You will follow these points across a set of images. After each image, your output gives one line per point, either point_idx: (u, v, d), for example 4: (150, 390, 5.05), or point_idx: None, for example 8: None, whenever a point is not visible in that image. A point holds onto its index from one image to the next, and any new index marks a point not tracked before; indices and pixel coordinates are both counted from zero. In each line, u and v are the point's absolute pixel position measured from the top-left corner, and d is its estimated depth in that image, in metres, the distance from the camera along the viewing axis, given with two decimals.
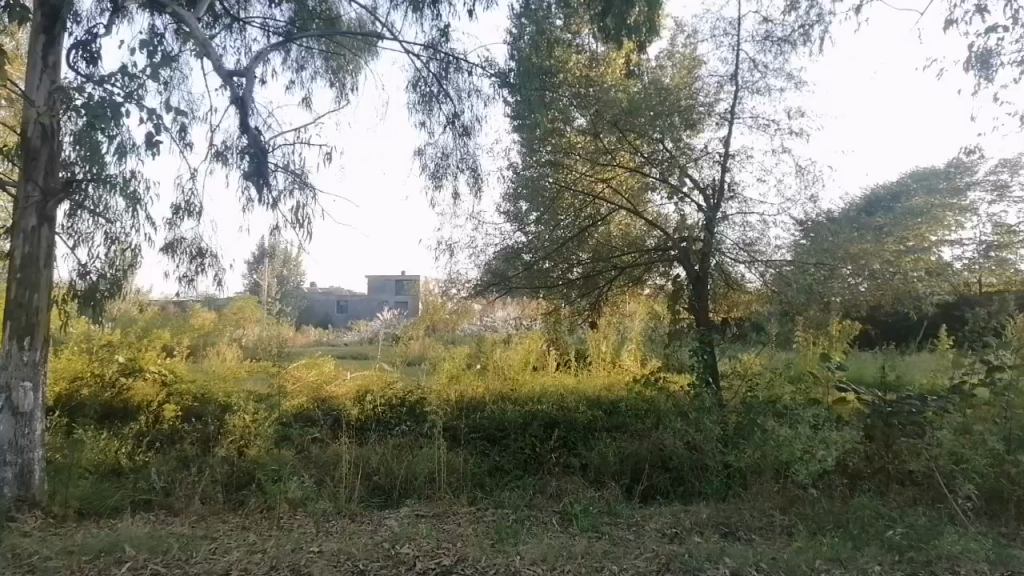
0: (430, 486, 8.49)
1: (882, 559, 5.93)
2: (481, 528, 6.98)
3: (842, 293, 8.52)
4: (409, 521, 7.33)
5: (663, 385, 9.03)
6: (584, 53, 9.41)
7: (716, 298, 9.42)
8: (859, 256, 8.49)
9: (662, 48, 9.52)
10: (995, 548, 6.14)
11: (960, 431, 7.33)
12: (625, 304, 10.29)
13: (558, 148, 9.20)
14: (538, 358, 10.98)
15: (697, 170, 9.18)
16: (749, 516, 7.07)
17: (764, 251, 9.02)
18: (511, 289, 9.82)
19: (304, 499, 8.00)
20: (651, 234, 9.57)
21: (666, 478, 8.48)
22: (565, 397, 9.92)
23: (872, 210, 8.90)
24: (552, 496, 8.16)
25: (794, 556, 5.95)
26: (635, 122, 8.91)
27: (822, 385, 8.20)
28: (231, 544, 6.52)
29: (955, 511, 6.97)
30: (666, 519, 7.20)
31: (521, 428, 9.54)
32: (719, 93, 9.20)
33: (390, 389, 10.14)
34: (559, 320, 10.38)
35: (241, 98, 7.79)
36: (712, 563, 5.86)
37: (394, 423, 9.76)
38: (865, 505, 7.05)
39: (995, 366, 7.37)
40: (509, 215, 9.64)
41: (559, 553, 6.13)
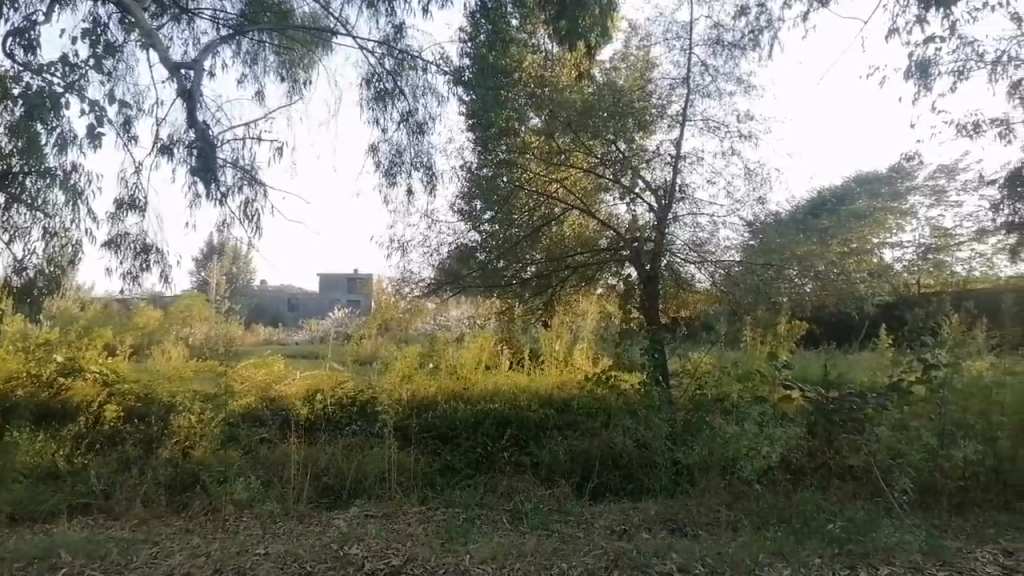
0: (381, 487, 8.44)
1: (822, 552, 6.09)
2: (432, 528, 6.95)
3: (789, 293, 8.85)
4: (359, 521, 7.28)
5: (614, 383, 9.02)
6: (539, 54, 9.27)
7: (666, 298, 9.57)
8: (804, 257, 8.89)
9: (616, 50, 9.60)
10: (928, 539, 6.37)
11: (897, 427, 7.62)
12: (576, 301, 10.04)
13: (513, 147, 9.28)
14: (490, 357, 10.60)
15: (648, 172, 9.33)
16: (696, 512, 7.18)
17: (714, 252, 9.31)
18: (464, 289, 9.83)
19: (251, 501, 7.97)
20: (603, 235, 9.63)
21: (616, 475, 8.51)
22: (517, 396, 9.82)
23: (818, 212, 9.17)
24: (503, 495, 8.16)
25: (739, 550, 6.08)
26: (588, 123, 9.12)
27: (769, 382, 8.13)
28: (174, 548, 6.36)
29: (892, 505, 7.27)
30: (615, 516, 7.27)
31: (472, 427, 9.50)
32: (671, 95, 9.35)
33: (340, 389, 9.99)
34: (513, 320, 10.40)
35: (188, 91, 7.62)
36: (660, 559, 5.96)
37: (345, 423, 9.70)
38: (807, 500, 7.24)
39: (931, 364, 7.66)
40: (462, 214, 9.65)
41: (508, 552, 6.15)
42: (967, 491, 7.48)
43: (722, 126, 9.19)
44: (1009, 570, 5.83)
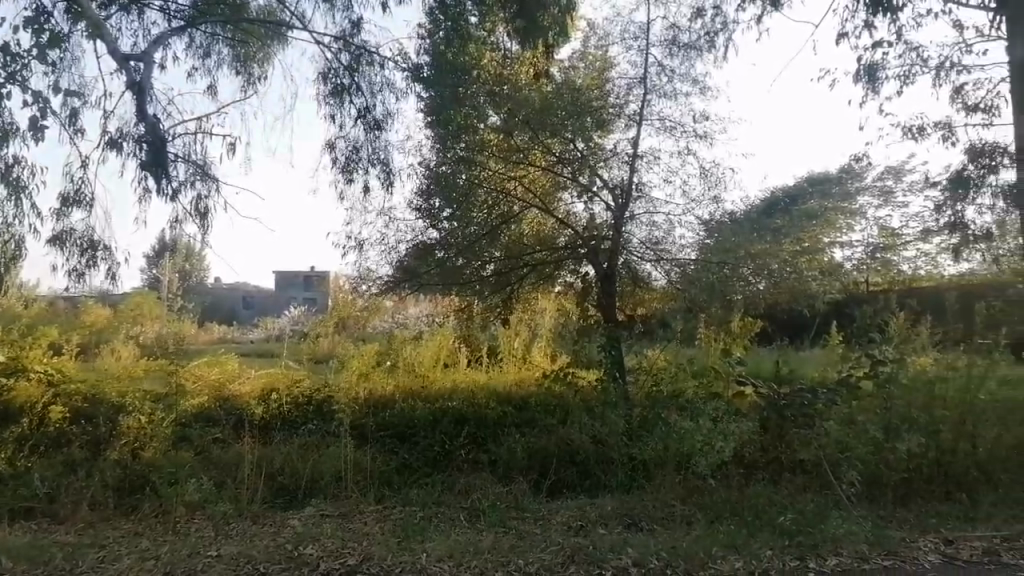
0: (337, 486, 8.35)
1: (773, 544, 6.22)
2: (388, 526, 6.91)
3: (743, 291, 9.09)
4: (314, 521, 7.19)
5: (572, 380, 9.18)
6: (498, 51, 9.32)
7: (623, 296, 9.66)
8: (758, 257, 9.22)
9: (575, 49, 9.67)
10: (874, 529, 6.56)
11: (845, 422, 7.78)
12: (534, 299, 10.13)
13: (471, 145, 9.25)
14: (448, 355, 10.46)
15: (606, 170, 9.41)
16: (651, 507, 7.27)
17: (670, 250, 9.54)
18: (422, 286, 9.84)
19: (203, 502, 7.81)
20: (562, 233, 9.68)
21: (573, 471, 8.45)
22: (475, 394, 9.78)
23: (772, 212, 9.60)
24: (461, 492, 8.14)
25: (693, 544, 6.18)
26: (547, 122, 9.15)
27: (724, 378, 8.26)
28: (122, 551, 6.22)
29: (840, 497, 7.43)
30: (572, 512, 7.32)
31: (431, 425, 9.39)
32: (628, 95, 9.47)
33: (296, 387, 9.88)
34: (471, 318, 10.50)
35: (138, 83, 7.44)
36: (616, 554, 6.03)
37: (301, 422, 9.59)
38: (759, 493, 7.39)
39: (879, 360, 7.87)
40: (420, 211, 9.61)
41: (465, 550, 6.15)
42: (911, 482, 7.64)
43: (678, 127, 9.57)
44: (950, 558, 6.04)
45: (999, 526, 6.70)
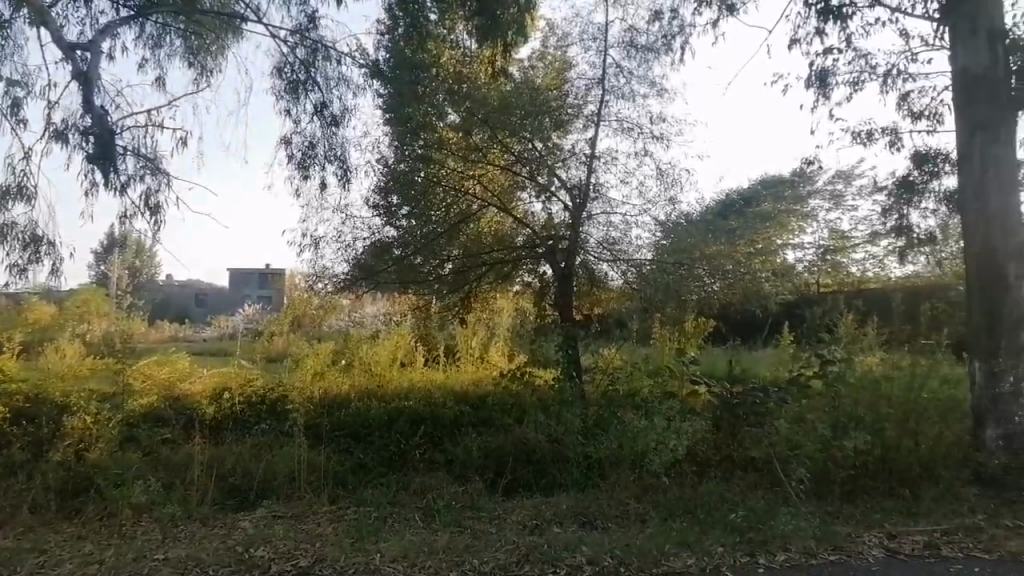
0: (289, 487, 8.22)
1: (724, 541, 6.32)
2: (342, 527, 6.84)
3: (697, 292, 9.22)
4: (265, 523, 7.06)
5: (528, 379, 9.19)
6: (457, 50, 9.48)
7: (580, 296, 9.77)
8: (713, 258, 9.26)
9: (534, 49, 9.69)
10: (821, 525, 6.70)
11: (795, 421, 7.82)
12: (492, 299, 10.15)
13: (430, 142, 9.20)
14: (406, 354, 10.42)
15: (564, 170, 9.45)
16: (606, 506, 7.32)
17: (626, 250, 9.54)
18: (379, 285, 9.74)
19: (150, 504, 7.62)
20: (520, 232, 9.71)
21: (529, 470, 8.41)
22: (431, 392, 9.71)
23: (726, 213, 9.73)
24: (416, 492, 8.09)
25: (645, 541, 6.25)
26: (506, 121, 9.14)
27: (678, 377, 8.40)
28: (64, 556, 6.05)
29: (789, 494, 7.49)
30: (527, 511, 7.33)
31: (386, 425, 9.31)
32: (587, 96, 9.53)
33: (249, 386, 9.67)
34: (429, 317, 10.37)
35: (85, 73, 7.23)
36: (570, 552, 6.06)
37: (253, 422, 9.46)
38: (712, 490, 7.50)
39: (827, 360, 8.09)
40: (378, 209, 9.54)
41: (420, 549, 6.13)
42: (858, 479, 7.55)
43: (635, 127, 9.63)
44: (892, 552, 6.22)
45: (939, 520, 6.90)
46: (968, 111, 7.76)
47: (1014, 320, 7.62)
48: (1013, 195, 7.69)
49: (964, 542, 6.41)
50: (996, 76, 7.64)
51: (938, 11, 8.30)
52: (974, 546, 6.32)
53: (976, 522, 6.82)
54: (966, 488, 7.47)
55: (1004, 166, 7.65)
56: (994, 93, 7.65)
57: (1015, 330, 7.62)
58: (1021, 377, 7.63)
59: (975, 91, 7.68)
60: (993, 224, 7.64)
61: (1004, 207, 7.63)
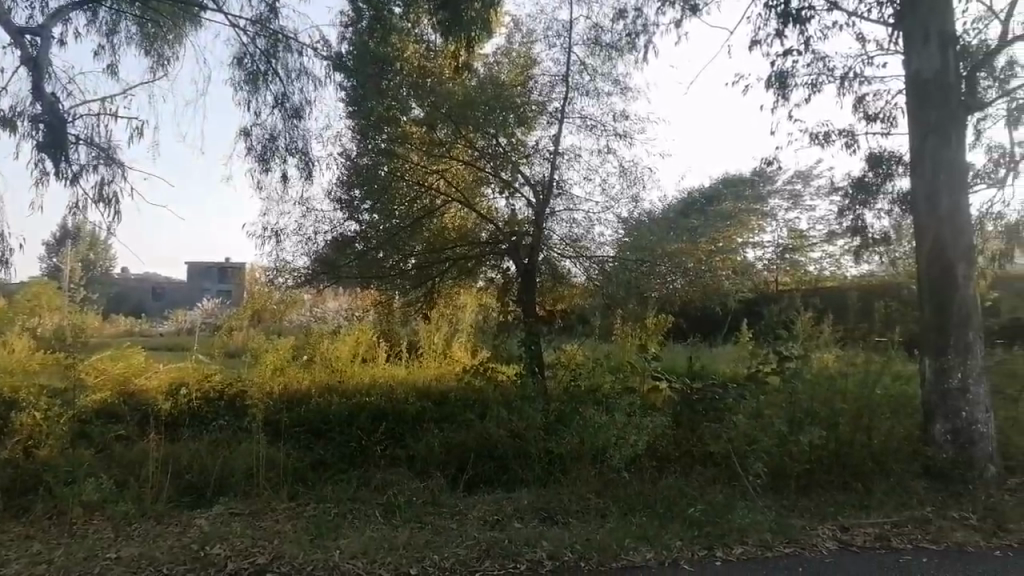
0: (248, 483, 8.09)
1: (683, 535, 6.40)
2: (301, 524, 6.76)
3: (659, 289, 9.30)
4: (221, 521, 6.94)
5: (491, 375, 9.08)
6: (421, 44, 9.36)
7: (542, 292, 9.80)
8: (674, 256, 9.31)
9: (498, 45, 9.68)
10: (777, 519, 6.82)
11: (753, 416, 7.92)
12: (455, 295, 10.12)
13: (393, 137, 9.20)
14: (368, 350, 10.38)
15: (528, 167, 9.45)
16: (567, 501, 7.36)
17: (588, 247, 9.57)
18: (340, 279, 9.62)
19: (102, 502, 7.45)
20: (483, 228, 9.67)
21: (491, 466, 8.35)
22: (394, 388, 9.66)
23: (688, 211, 9.85)
24: (377, 488, 8.02)
25: (606, 536, 6.29)
26: (469, 117, 9.08)
27: (639, 374, 8.40)
28: (11, 556, 5.89)
29: (747, 488, 7.61)
30: (488, 506, 7.33)
31: (346, 421, 9.21)
32: (551, 93, 9.56)
33: (207, 381, 9.60)
34: (391, 313, 10.26)
35: (34, 59, 7.01)
36: (530, 548, 6.07)
37: (211, 419, 9.33)
38: (671, 485, 7.59)
39: (785, 356, 8.08)
40: (340, 202, 9.48)
41: (380, 546, 6.10)
42: (813, 473, 7.70)
43: (598, 125, 9.66)
44: (845, 544, 6.37)
45: (890, 513, 7.06)
46: (921, 114, 7.98)
47: (962, 317, 7.84)
48: (963, 196, 7.91)
49: (914, 534, 6.59)
50: (947, 81, 7.88)
51: (893, 17, 8.53)
52: (922, 538, 6.49)
53: (925, 514, 7.00)
54: (916, 481, 7.66)
55: (954, 168, 7.87)
56: (945, 97, 7.88)
57: (963, 327, 7.85)
58: (969, 374, 7.85)
59: (927, 95, 7.91)
60: (943, 225, 7.85)
61: (954, 208, 7.85)
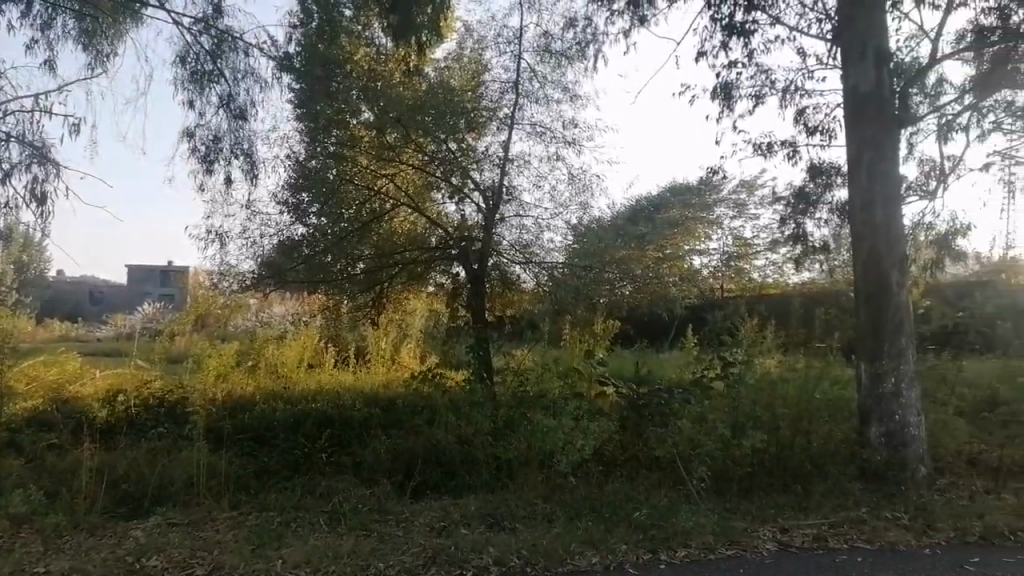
0: (187, 493, 7.88)
1: (629, 539, 6.46)
2: (242, 533, 6.62)
3: (607, 295, 9.38)
4: (159, 531, 6.75)
5: (440, 381, 9.04)
6: (371, 47, 9.36)
7: (491, 298, 9.74)
8: (622, 261, 9.49)
9: (449, 50, 9.69)
10: (720, 521, 6.95)
11: (697, 420, 8.04)
12: (405, 299, 10.04)
13: (342, 140, 9.17)
14: (314, 355, 10.21)
15: (478, 172, 9.43)
16: (514, 506, 7.37)
17: (538, 253, 9.62)
18: (285, 283, 9.50)
19: (31, 515, 7.17)
20: (432, 232, 9.63)
21: (438, 472, 8.28)
22: (341, 395, 9.46)
23: (636, 218, 10.01)
24: (322, 496, 7.89)
25: (552, 541, 6.32)
26: (419, 121, 9.08)
27: (586, 378, 8.42)
28: None
29: (691, 492, 7.73)
30: (435, 513, 7.30)
31: (291, 428, 9.02)
32: (501, 99, 9.58)
33: (146, 388, 9.31)
34: (339, 317, 10.13)
35: None
36: (476, 554, 6.07)
37: (151, 426, 9.08)
38: (617, 490, 7.66)
39: (729, 362, 8.36)
40: (288, 206, 9.35)
41: (324, 554, 6.02)
42: (754, 477, 7.87)
43: (547, 132, 9.77)
44: (784, 545, 6.52)
45: (827, 514, 7.26)
46: (857, 127, 8.26)
47: (896, 323, 8.13)
48: (897, 206, 8.20)
49: (850, 534, 6.79)
50: (883, 95, 8.16)
51: (832, 32, 8.82)
52: (857, 538, 6.69)
53: (860, 514, 7.22)
54: (852, 483, 7.89)
55: (888, 180, 8.15)
56: (881, 109, 8.16)
57: (897, 333, 8.14)
58: (902, 379, 8.14)
59: (865, 108, 8.19)
60: (878, 233, 8.13)
61: (889, 218, 8.13)
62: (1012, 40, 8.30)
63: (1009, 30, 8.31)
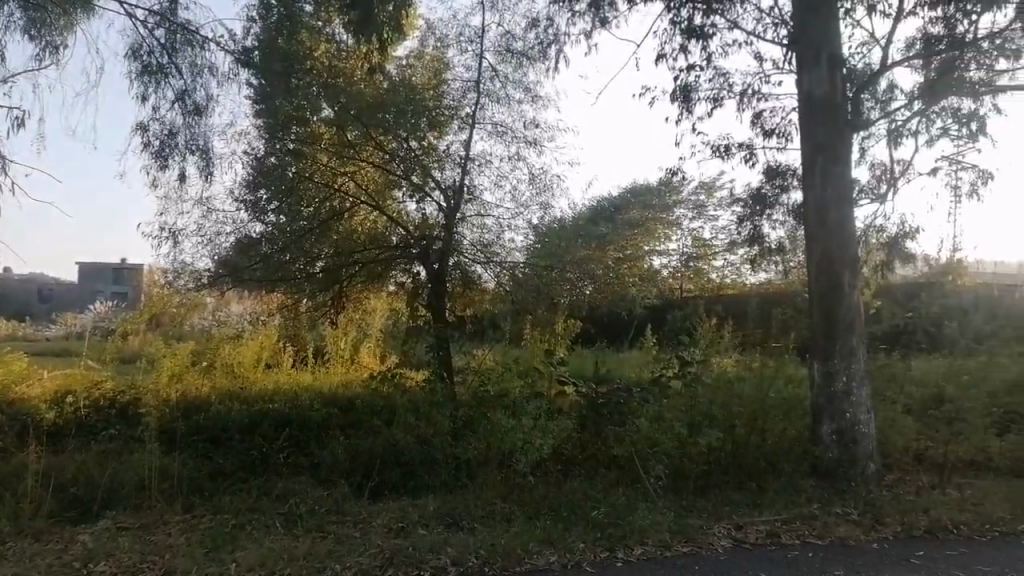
0: (139, 496, 7.71)
1: (587, 537, 6.50)
2: (195, 536, 6.50)
3: (569, 295, 9.42)
4: (108, 536, 6.59)
5: (399, 381, 8.89)
6: (331, 43, 9.29)
7: (452, 297, 9.62)
8: (584, 261, 9.52)
9: (411, 48, 9.63)
10: (677, 519, 7.03)
11: (655, 419, 8.12)
12: (365, 300, 9.91)
13: (301, 137, 9.04)
14: (272, 354, 10.07)
15: (439, 171, 9.38)
16: (473, 506, 7.37)
17: (498, 252, 9.60)
18: (242, 282, 9.40)
19: None
20: (393, 231, 9.52)
21: (397, 472, 8.22)
22: (298, 395, 9.28)
23: (597, 219, 10.13)
24: (278, 498, 7.79)
25: (510, 540, 6.33)
26: (379, 119, 9.02)
27: (546, 377, 8.39)
28: None
29: (648, 490, 7.82)
30: (393, 513, 7.26)
31: (247, 429, 8.87)
32: (462, 99, 9.55)
33: (97, 389, 9.15)
34: (298, 316, 9.94)
35: None
36: (434, 554, 6.06)
37: (101, 427, 8.89)
38: (576, 489, 7.71)
39: (687, 361, 8.40)
40: (246, 204, 9.30)
41: (278, 557, 5.94)
42: (710, 475, 8.00)
43: (508, 132, 9.77)
44: (738, 542, 6.64)
45: (780, 511, 7.40)
46: (811, 131, 8.43)
47: (847, 323, 8.32)
48: (849, 209, 8.38)
49: (801, 529, 6.93)
50: (835, 101, 8.35)
51: (787, 38, 9.01)
52: (809, 534, 6.83)
53: (811, 510, 7.37)
54: (805, 480, 8.04)
55: (841, 183, 8.33)
56: (834, 115, 8.35)
57: (848, 332, 8.33)
58: (853, 378, 8.33)
59: (819, 113, 8.36)
60: (830, 235, 8.32)
61: (842, 220, 8.31)
62: (957, 49, 8.56)
63: (954, 39, 8.57)
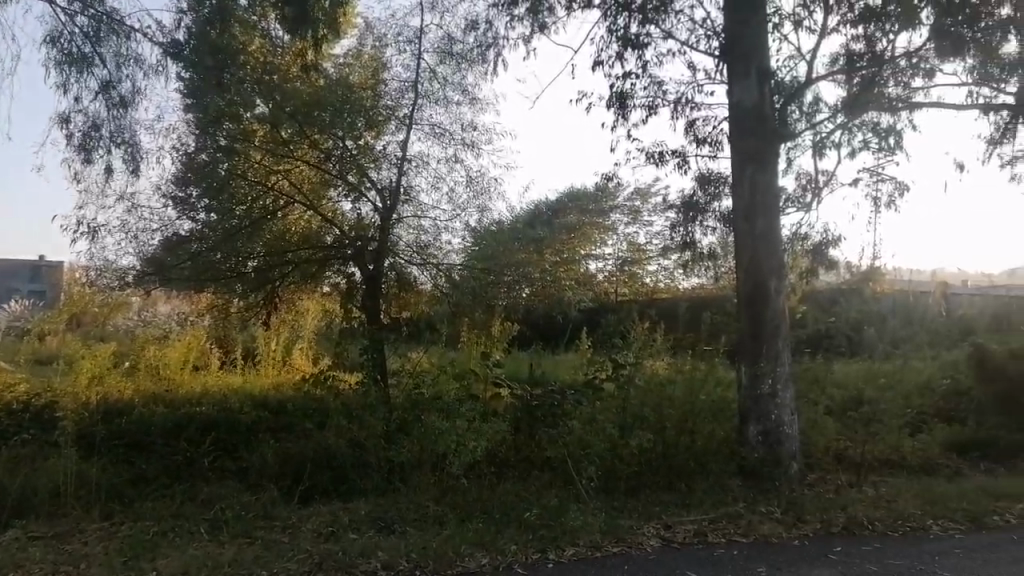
0: (53, 503, 7.37)
1: (519, 539, 6.52)
2: (113, 545, 6.25)
3: (505, 298, 9.47)
4: (17, 546, 6.27)
5: (333, 384, 8.62)
6: (267, 38, 9.11)
7: (387, 298, 9.51)
8: (522, 263, 9.58)
9: (348, 47, 9.50)
10: (608, 520, 7.13)
11: (588, 421, 8.22)
12: (297, 300, 9.69)
13: (234, 134, 8.87)
14: (199, 356, 9.85)
15: (375, 171, 9.28)
16: (405, 509, 7.31)
17: (436, 255, 9.52)
18: (169, 281, 9.09)
19: None
20: (328, 231, 9.38)
21: (328, 476, 8.10)
22: (227, 397, 9.06)
23: (534, 222, 10.24)
24: (203, 503, 7.58)
25: (442, 543, 6.30)
26: (315, 117, 8.88)
27: (482, 380, 8.34)
28: None
29: (580, 491, 7.95)
30: (323, 518, 7.13)
31: (172, 433, 8.58)
32: (400, 99, 9.46)
33: (10, 391, 8.80)
34: (228, 318, 9.67)
35: None
36: (364, 558, 5.98)
37: (13, 433, 8.40)
38: (509, 491, 7.74)
39: (620, 363, 8.36)
40: (174, 200, 9.01)
41: (202, 564, 5.77)
42: (640, 476, 8.14)
43: (446, 134, 9.76)
44: (667, 541, 6.78)
45: (708, 510, 7.58)
46: (743, 142, 8.64)
47: (772, 328, 8.61)
48: (776, 218, 8.66)
49: (727, 528, 7.12)
50: (763, 111, 8.62)
51: (719, 50, 9.26)
52: (735, 532, 7.02)
53: (737, 509, 7.58)
54: (732, 479, 8.24)
55: (768, 192, 8.60)
56: (762, 126, 8.62)
57: (773, 337, 8.62)
58: (777, 381, 8.62)
59: (748, 123, 8.60)
60: (757, 243, 8.58)
61: (768, 228, 8.58)
62: (877, 65, 8.93)
63: (875, 55, 8.94)
